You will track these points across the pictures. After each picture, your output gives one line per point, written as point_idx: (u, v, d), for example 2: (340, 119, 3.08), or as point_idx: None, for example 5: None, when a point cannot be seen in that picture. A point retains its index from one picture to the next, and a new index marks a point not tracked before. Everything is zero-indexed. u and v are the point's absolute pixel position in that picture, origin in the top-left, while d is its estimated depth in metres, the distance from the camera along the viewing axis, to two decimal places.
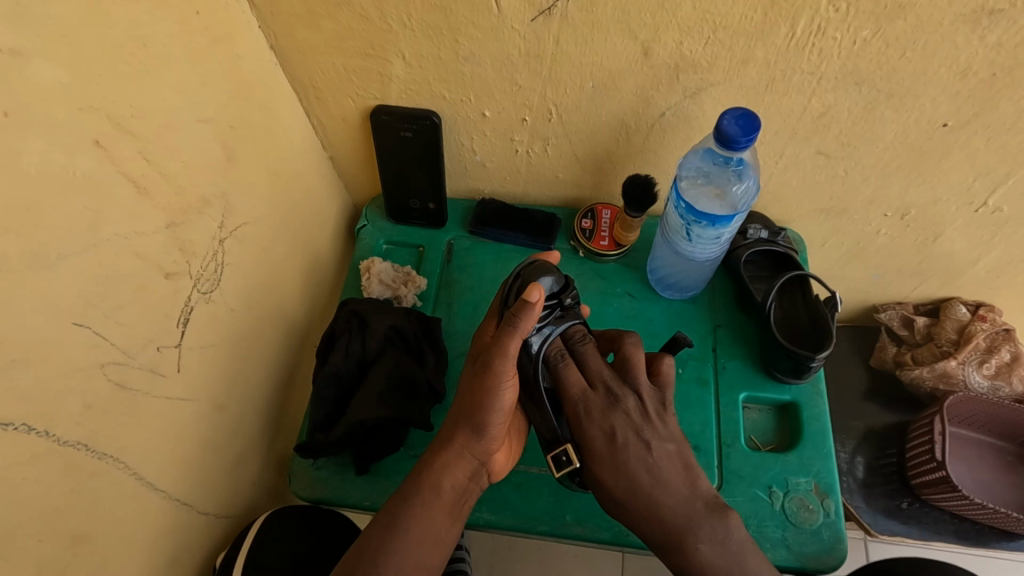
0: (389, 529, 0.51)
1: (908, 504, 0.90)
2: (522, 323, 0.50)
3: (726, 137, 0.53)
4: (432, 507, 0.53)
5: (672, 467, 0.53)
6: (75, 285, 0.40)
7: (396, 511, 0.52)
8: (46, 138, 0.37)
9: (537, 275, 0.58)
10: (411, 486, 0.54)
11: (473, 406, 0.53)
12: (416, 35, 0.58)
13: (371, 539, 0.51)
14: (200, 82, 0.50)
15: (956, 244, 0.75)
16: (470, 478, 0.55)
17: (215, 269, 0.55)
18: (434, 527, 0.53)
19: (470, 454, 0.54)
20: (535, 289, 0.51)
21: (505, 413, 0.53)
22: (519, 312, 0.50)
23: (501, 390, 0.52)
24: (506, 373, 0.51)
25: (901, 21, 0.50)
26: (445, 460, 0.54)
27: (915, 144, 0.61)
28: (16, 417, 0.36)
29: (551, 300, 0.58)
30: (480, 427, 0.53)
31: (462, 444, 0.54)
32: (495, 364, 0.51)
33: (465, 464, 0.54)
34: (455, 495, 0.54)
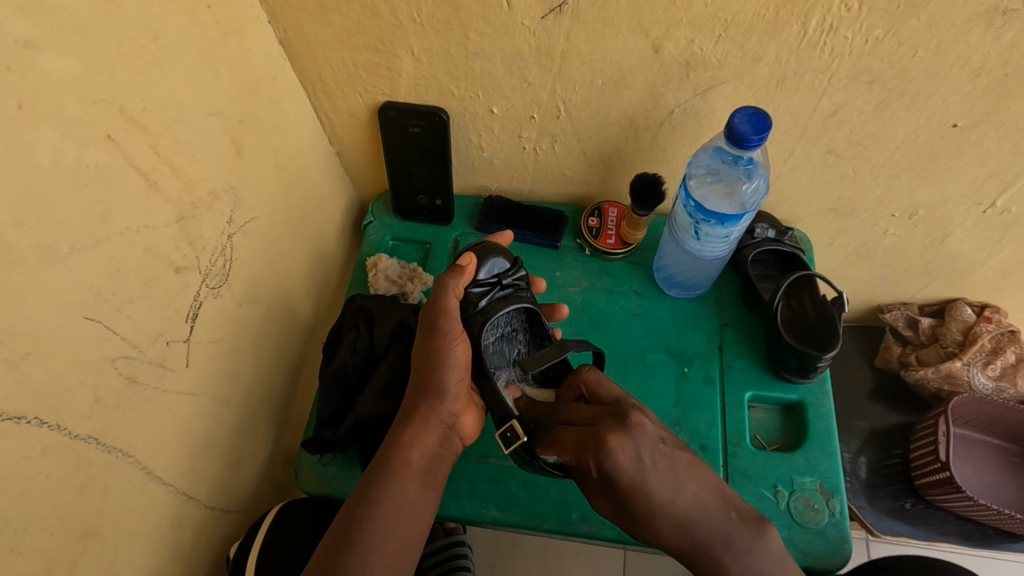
0: (360, 499, 0.52)
1: (913, 504, 0.90)
2: (452, 281, 0.55)
3: (737, 136, 0.53)
4: (403, 477, 0.53)
5: (681, 476, 0.49)
6: (87, 278, 0.40)
7: (365, 485, 0.53)
8: (60, 130, 0.37)
9: (487, 253, 0.61)
10: (379, 457, 0.54)
11: (425, 367, 0.54)
12: (426, 30, 0.58)
13: (349, 511, 0.52)
14: (209, 75, 0.50)
15: (963, 244, 0.75)
16: (440, 444, 0.56)
17: (224, 264, 0.55)
18: (406, 494, 0.53)
19: (435, 420, 0.55)
20: (467, 256, 0.58)
21: (460, 370, 0.54)
22: (451, 275, 0.55)
23: (451, 347, 0.53)
24: (453, 331, 0.53)
25: (915, 20, 0.50)
26: (411, 429, 0.55)
27: (925, 144, 0.61)
28: (28, 411, 0.36)
29: (491, 278, 0.60)
30: (439, 388, 0.54)
31: (426, 410, 0.55)
32: (441, 325, 0.53)
33: (431, 431, 0.55)
34: (426, 463, 0.55)
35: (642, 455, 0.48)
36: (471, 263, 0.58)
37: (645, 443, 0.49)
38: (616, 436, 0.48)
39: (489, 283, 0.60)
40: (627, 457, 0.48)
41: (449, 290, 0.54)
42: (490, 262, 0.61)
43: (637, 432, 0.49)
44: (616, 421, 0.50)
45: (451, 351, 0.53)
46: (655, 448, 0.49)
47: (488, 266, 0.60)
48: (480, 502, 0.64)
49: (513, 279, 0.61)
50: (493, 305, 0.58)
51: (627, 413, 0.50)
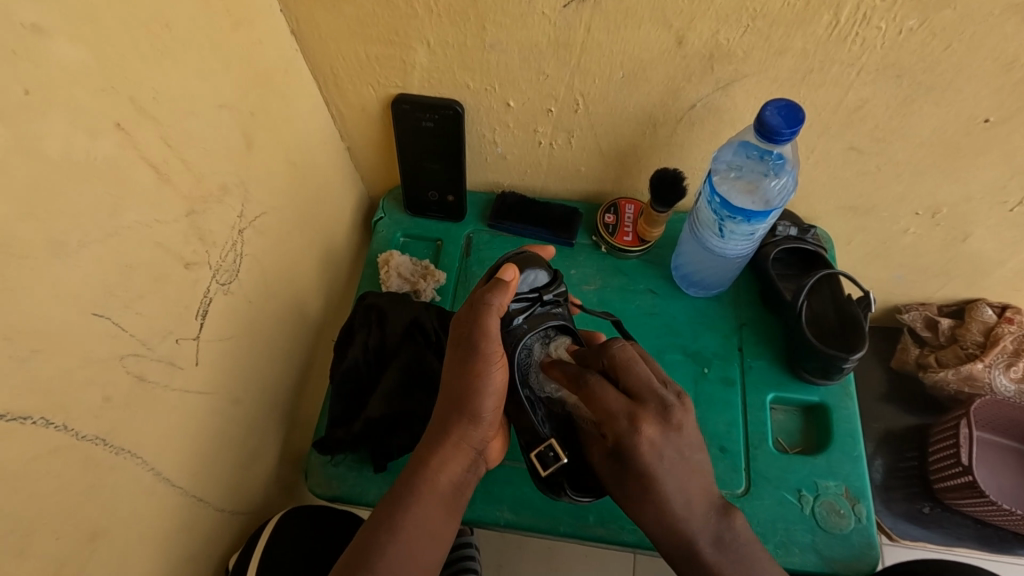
0: (387, 526, 0.49)
1: (930, 508, 0.88)
2: (494, 299, 0.50)
3: (768, 129, 0.51)
4: (427, 502, 0.51)
5: (692, 479, 0.49)
6: (95, 273, 0.38)
7: (391, 509, 0.51)
8: (68, 119, 0.35)
9: (527, 265, 0.57)
10: (405, 482, 0.52)
11: (463, 390, 0.51)
12: (442, 21, 0.56)
13: (367, 537, 0.49)
14: (220, 66, 0.49)
15: (985, 244, 0.73)
16: (467, 469, 0.54)
17: (234, 260, 0.53)
18: (432, 519, 0.51)
19: (467, 445, 0.53)
20: (509, 269, 0.53)
21: (497, 397, 0.52)
22: (491, 291, 0.50)
23: (490, 372, 0.50)
24: (494, 354, 0.50)
25: (950, 10, 0.48)
26: (439, 453, 0.52)
27: (953, 140, 0.59)
28: (34, 411, 0.35)
29: (530, 293, 0.58)
30: (473, 413, 0.52)
31: (455, 434, 0.52)
32: (481, 346, 0.49)
33: (460, 457, 0.53)
34: (452, 489, 0.53)
35: (665, 453, 0.48)
36: (514, 277, 0.53)
37: (674, 442, 0.48)
38: (651, 425, 0.48)
39: (529, 298, 0.57)
40: (654, 443, 0.48)
41: (493, 307, 0.50)
42: (529, 274, 0.57)
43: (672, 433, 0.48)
44: (654, 418, 0.48)
45: (488, 374, 0.50)
46: (681, 451, 0.48)
47: (529, 280, 0.58)
48: (492, 504, 0.62)
49: (552, 295, 0.58)
50: (533, 323, 0.56)
51: (668, 403, 0.49)
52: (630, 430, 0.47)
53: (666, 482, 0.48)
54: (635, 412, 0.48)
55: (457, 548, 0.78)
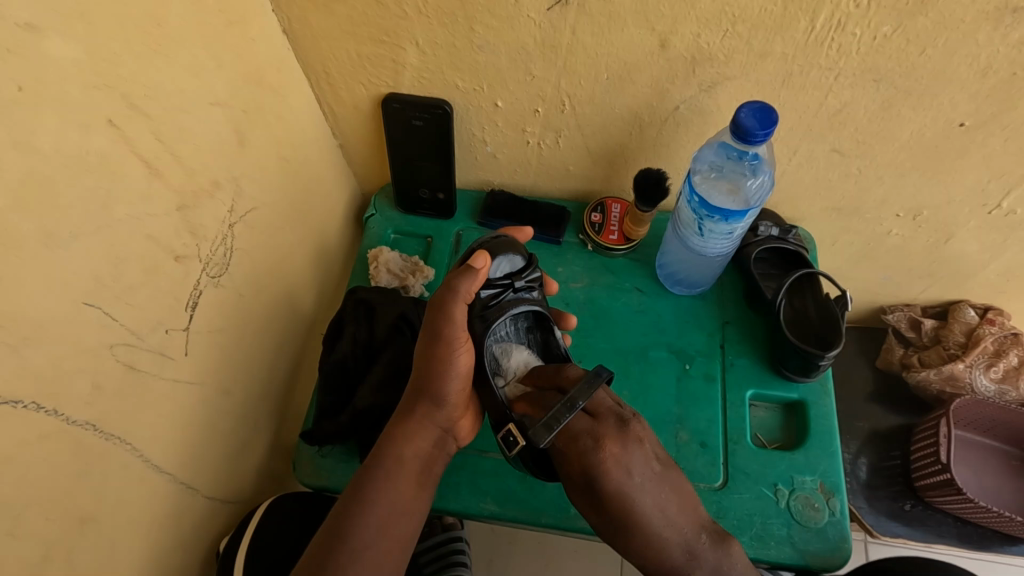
0: (356, 500, 0.51)
1: (911, 506, 0.89)
2: (465, 284, 0.51)
3: (743, 130, 0.52)
4: (396, 478, 0.53)
5: (667, 495, 0.50)
6: (87, 264, 0.39)
7: (359, 485, 0.52)
8: (62, 116, 0.37)
9: (496, 251, 0.58)
10: (373, 458, 0.54)
11: (429, 373, 0.53)
12: (431, 22, 0.58)
13: (339, 512, 0.51)
14: (212, 64, 0.50)
15: (967, 246, 0.74)
16: (435, 447, 0.56)
17: (225, 254, 0.55)
18: (399, 495, 0.53)
19: (433, 423, 0.55)
20: (480, 256, 0.53)
21: (461, 378, 0.53)
22: (460, 276, 0.51)
23: (456, 355, 0.52)
24: (458, 337, 0.51)
25: (924, 17, 0.49)
26: (407, 429, 0.54)
27: (931, 144, 0.61)
28: (25, 396, 0.36)
29: (505, 279, 0.58)
30: (438, 395, 0.53)
31: (422, 414, 0.54)
32: (447, 330, 0.51)
33: (427, 434, 0.55)
34: (423, 465, 0.55)
35: (631, 468, 0.49)
36: (485, 265, 0.52)
37: (637, 459, 0.50)
38: (613, 444, 0.49)
39: (501, 285, 0.57)
40: (616, 459, 0.49)
41: (460, 292, 0.51)
42: (500, 259, 0.58)
43: (632, 448, 0.50)
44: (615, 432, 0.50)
45: (455, 356, 0.52)
46: (648, 468, 0.50)
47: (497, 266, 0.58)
48: (477, 496, 0.64)
49: (524, 281, 0.59)
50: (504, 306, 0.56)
51: (626, 419, 0.51)
52: (595, 449, 0.49)
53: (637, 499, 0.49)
54: (598, 433, 0.49)
55: (447, 541, 0.79)
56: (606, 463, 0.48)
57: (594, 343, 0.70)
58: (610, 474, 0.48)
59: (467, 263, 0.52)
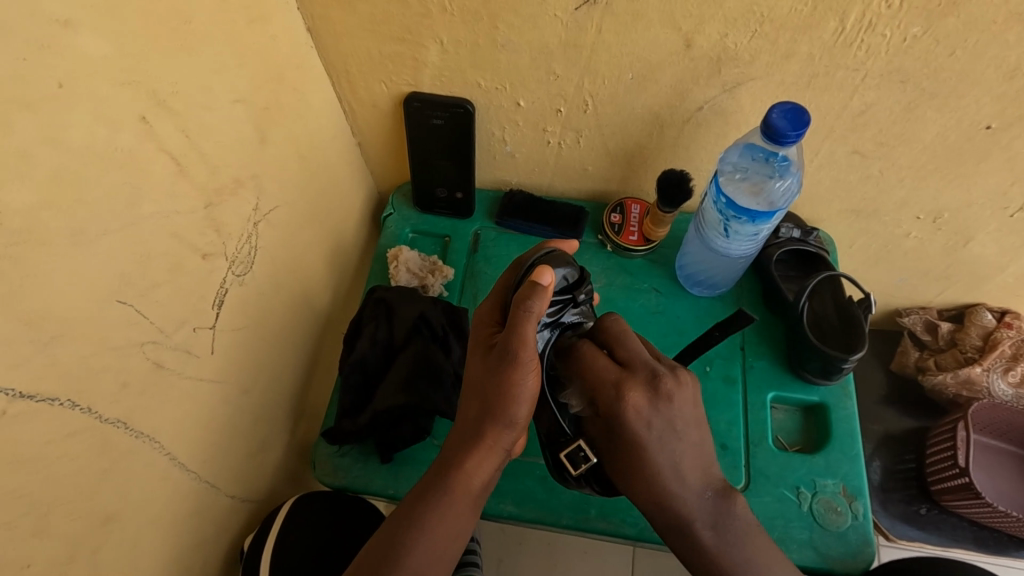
0: (408, 521, 0.50)
1: (926, 509, 0.89)
2: (534, 306, 0.46)
3: (774, 131, 0.52)
4: (456, 503, 0.50)
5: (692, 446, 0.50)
6: (117, 261, 0.39)
7: (414, 511, 0.50)
8: (93, 113, 0.37)
9: (553, 266, 0.52)
10: (433, 480, 0.51)
11: (493, 397, 0.49)
12: (454, 20, 0.57)
13: (393, 534, 0.50)
14: (237, 61, 0.50)
15: (987, 248, 0.74)
16: (498, 469, 0.53)
17: (247, 252, 0.54)
18: (456, 519, 0.50)
19: (499, 448, 0.51)
20: (546, 271, 0.47)
21: (528, 401, 0.49)
22: (528, 294, 0.46)
23: (525, 379, 0.48)
24: (530, 361, 0.48)
25: (952, 18, 0.49)
26: (468, 454, 0.51)
27: (955, 146, 0.60)
28: (59, 393, 0.36)
29: (563, 294, 0.54)
30: (507, 422, 0.50)
31: (489, 440, 0.50)
32: (518, 354, 0.47)
33: (492, 459, 0.51)
34: (482, 489, 0.52)
35: (652, 421, 0.48)
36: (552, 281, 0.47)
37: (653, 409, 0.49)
38: (634, 395, 0.48)
39: (563, 299, 0.54)
40: (639, 411, 0.48)
41: (532, 313, 0.46)
42: (558, 272, 0.52)
43: (662, 406, 0.49)
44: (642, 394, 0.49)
45: (521, 381, 0.48)
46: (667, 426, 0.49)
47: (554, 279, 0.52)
48: (496, 496, 0.64)
49: (584, 295, 0.55)
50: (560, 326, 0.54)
51: (658, 374, 0.49)
52: (617, 398, 0.49)
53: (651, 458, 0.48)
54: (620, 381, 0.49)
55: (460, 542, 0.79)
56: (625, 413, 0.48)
57: None
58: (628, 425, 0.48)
59: (533, 277, 0.47)
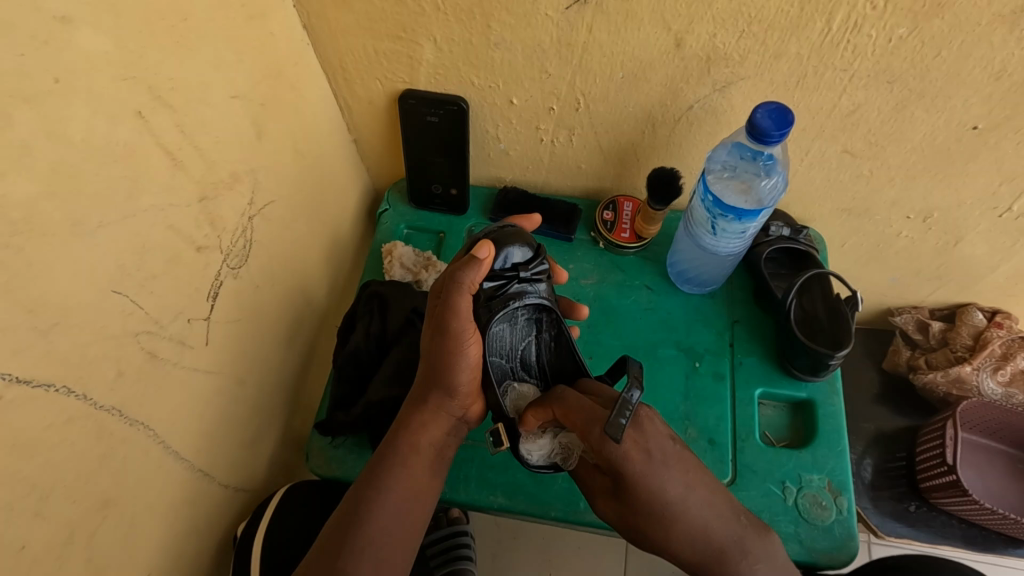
0: (369, 484, 0.52)
1: (916, 507, 0.90)
2: (467, 277, 0.49)
3: (759, 131, 0.53)
4: (409, 464, 0.54)
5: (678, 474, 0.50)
6: (114, 252, 0.40)
7: (373, 474, 0.53)
8: (91, 107, 0.37)
9: (502, 242, 0.56)
10: (388, 446, 0.54)
11: (438, 363, 0.52)
12: (448, 18, 0.58)
13: (354, 498, 0.52)
14: (234, 58, 0.51)
15: (977, 248, 0.74)
16: (449, 434, 0.57)
17: (243, 246, 0.55)
18: (413, 481, 0.54)
19: (445, 412, 0.55)
20: (484, 245, 0.50)
21: (471, 370, 0.53)
22: (462, 268, 0.50)
23: (466, 348, 0.51)
24: (466, 330, 0.50)
25: (939, 20, 0.50)
26: (419, 418, 0.55)
27: (943, 146, 0.61)
28: (54, 379, 0.37)
29: (508, 270, 0.55)
30: (451, 388, 0.54)
31: (436, 404, 0.55)
32: (452, 324, 0.49)
33: (441, 421, 0.55)
34: (434, 450, 0.56)
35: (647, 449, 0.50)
36: (490, 255, 0.50)
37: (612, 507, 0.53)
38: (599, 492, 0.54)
39: (507, 276, 0.55)
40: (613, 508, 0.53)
41: (465, 284, 0.50)
42: (508, 253, 0.55)
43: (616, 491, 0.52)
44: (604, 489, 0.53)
45: (463, 350, 0.51)
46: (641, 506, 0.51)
47: (505, 257, 0.55)
48: (487, 489, 0.64)
49: (531, 272, 0.56)
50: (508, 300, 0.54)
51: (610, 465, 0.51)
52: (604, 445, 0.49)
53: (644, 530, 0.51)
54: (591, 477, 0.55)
55: (453, 536, 0.80)
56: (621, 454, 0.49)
57: (605, 340, 0.71)
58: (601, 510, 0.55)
59: (471, 253, 0.50)
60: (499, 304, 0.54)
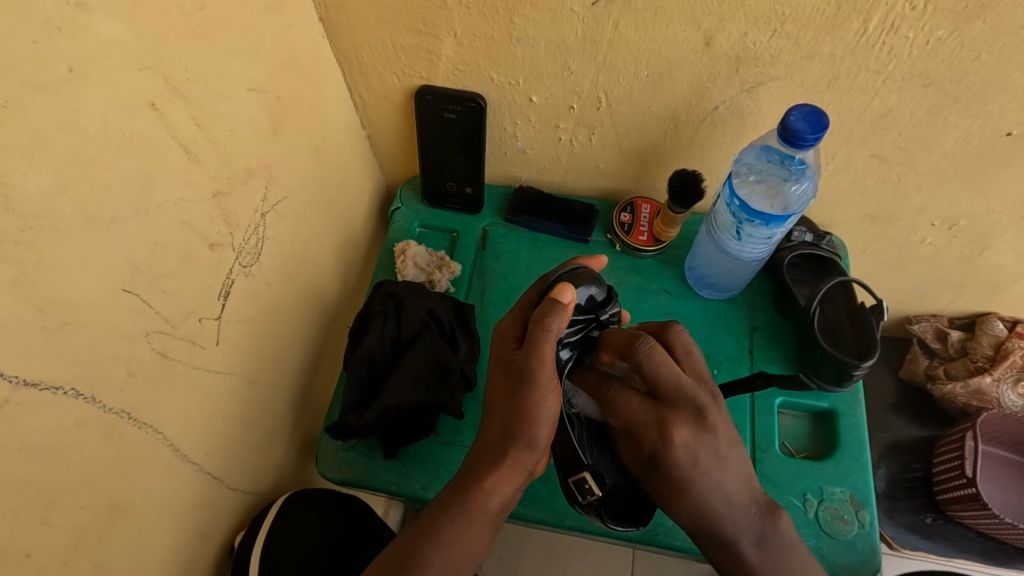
0: (426, 540, 0.49)
1: (933, 519, 0.88)
2: (553, 323, 0.46)
3: (792, 134, 0.51)
4: (474, 523, 0.49)
5: (739, 482, 0.47)
6: (128, 249, 0.39)
7: (434, 527, 0.49)
8: (106, 97, 0.36)
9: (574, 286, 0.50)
10: (451, 499, 0.50)
11: (516, 417, 0.48)
12: (470, 13, 0.56)
13: (404, 552, 0.48)
14: (252, 49, 0.49)
15: (1002, 257, 0.73)
16: (519, 491, 0.52)
17: (257, 243, 0.54)
18: (475, 544, 0.49)
19: (520, 468, 0.50)
20: (566, 289, 0.48)
21: (550, 423, 0.49)
22: (548, 313, 0.46)
23: (545, 400, 0.48)
24: (549, 382, 0.47)
25: (981, 21, 0.48)
26: (491, 477, 0.50)
27: (975, 152, 0.59)
28: (64, 381, 0.36)
29: (586, 314, 0.51)
30: (530, 441, 0.49)
31: (510, 461, 0.50)
32: (536, 374, 0.46)
33: (514, 479, 0.51)
34: (501, 509, 0.51)
35: (701, 457, 0.45)
36: (572, 299, 0.48)
37: (711, 445, 0.45)
38: (682, 430, 0.45)
39: (587, 318, 0.52)
40: (687, 447, 0.45)
41: (551, 332, 0.46)
42: (582, 293, 0.50)
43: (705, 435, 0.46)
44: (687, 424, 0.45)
45: (542, 401, 0.48)
46: (717, 452, 0.46)
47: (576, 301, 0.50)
48: None
49: (609, 314, 0.52)
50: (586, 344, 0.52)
51: (702, 408, 0.45)
52: (660, 440, 0.45)
53: (708, 483, 0.46)
54: (665, 417, 0.46)
55: None
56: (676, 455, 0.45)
57: None
58: (679, 459, 0.45)
59: (553, 296, 0.48)
60: (571, 339, 0.51)
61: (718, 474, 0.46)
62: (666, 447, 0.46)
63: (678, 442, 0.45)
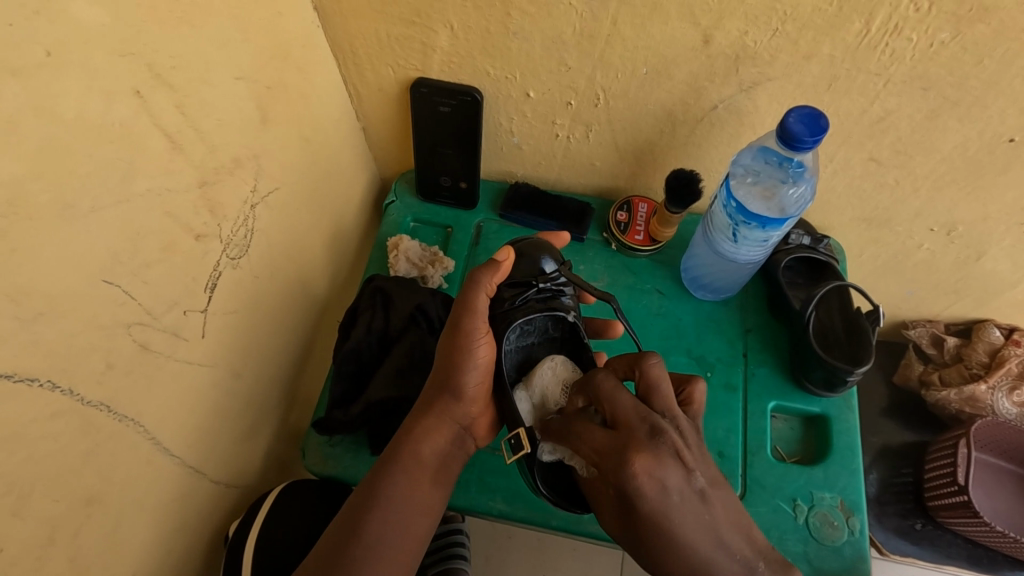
0: (372, 498, 0.49)
1: (922, 525, 0.88)
2: (484, 278, 0.51)
3: (790, 136, 0.50)
4: (410, 471, 0.51)
5: (716, 514, 0.40)
6: (106, 238, 0.38)
7: (374, 479, 0.51)
8: (85, 83, 0.35)
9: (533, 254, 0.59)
10: (391, 451, 0.52)
11: (445, 368, 0.52)
12: (466, 5, 0.55)
13: (356, 504, 0.50)
14: (240, 37, 0.48)
15: (1000, 264, 0.72)
16: (452, 443, 0.54)
17: (243, 235, 0.53)
18: (413, 492, 0.51)
19: (451, 419, 0.53)
20: (505, 250, 0.53)
21: (482, 373, 0.52)
22: (483, 271, 0.51)
23: (475, 351, 0.51)
24: (476, 328, 0.50)
25: (983, 25, 0.47)
26: (423, 425, 0.53)
27: (975, 158, 0.58)
28: (40, 373, 0.35)
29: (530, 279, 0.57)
30: (457, 391, 0.52)
31: (439, 407, 0.53)
32: (465, 322, 0.50)
33: (444, 430, 0.53)
34: (435, 460, 0.53)
35: (670, 484, 0.39)
36: (509, 259, 0.53)
37: (677, 475, 0.39)
38: (645, 457, 0.39)
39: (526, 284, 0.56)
40: (652, 476, 0.39)
41: (482, 286, 0.51)
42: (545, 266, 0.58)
43: (670, 463, 0.40)
44: (650, 449, 0.40)
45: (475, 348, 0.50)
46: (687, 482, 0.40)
47: (537, 269, 0.58)
48: (487, 494, 0.63)
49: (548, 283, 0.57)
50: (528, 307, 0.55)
51: (661, 428, 0.41)
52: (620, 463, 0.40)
53: (681, 524, 0.39)
54: (628, 443, 0.40)
55: (446, 534, 0.78)
56: (637, 484, 0.39)
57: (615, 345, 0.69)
58: (643, 492, 0.39)
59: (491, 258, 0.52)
60: (522, 312, 0.54)
61: (684, 508, 0.39)
62: (627, 475, 0.39)
63: (638, 472, 0.39)
